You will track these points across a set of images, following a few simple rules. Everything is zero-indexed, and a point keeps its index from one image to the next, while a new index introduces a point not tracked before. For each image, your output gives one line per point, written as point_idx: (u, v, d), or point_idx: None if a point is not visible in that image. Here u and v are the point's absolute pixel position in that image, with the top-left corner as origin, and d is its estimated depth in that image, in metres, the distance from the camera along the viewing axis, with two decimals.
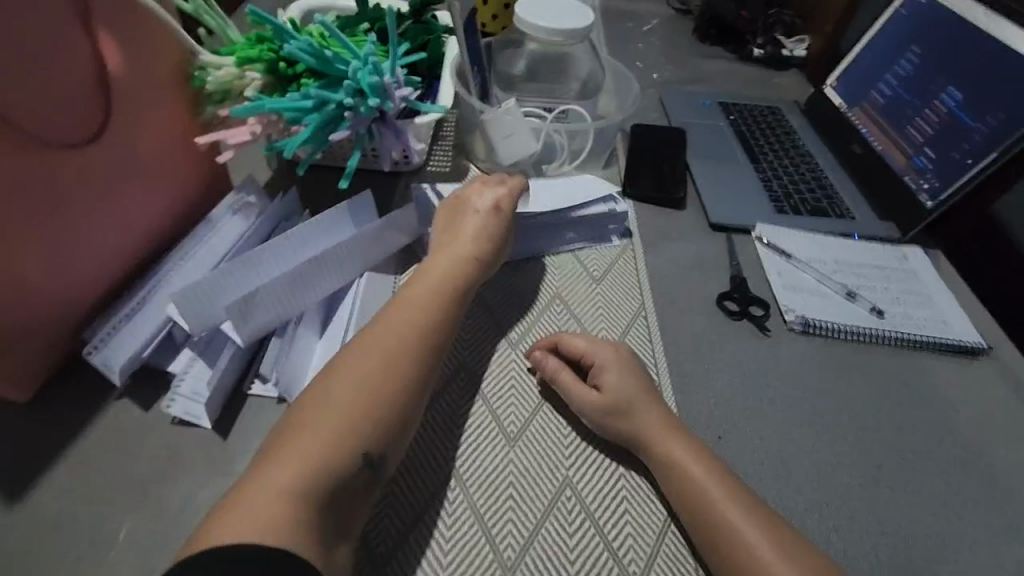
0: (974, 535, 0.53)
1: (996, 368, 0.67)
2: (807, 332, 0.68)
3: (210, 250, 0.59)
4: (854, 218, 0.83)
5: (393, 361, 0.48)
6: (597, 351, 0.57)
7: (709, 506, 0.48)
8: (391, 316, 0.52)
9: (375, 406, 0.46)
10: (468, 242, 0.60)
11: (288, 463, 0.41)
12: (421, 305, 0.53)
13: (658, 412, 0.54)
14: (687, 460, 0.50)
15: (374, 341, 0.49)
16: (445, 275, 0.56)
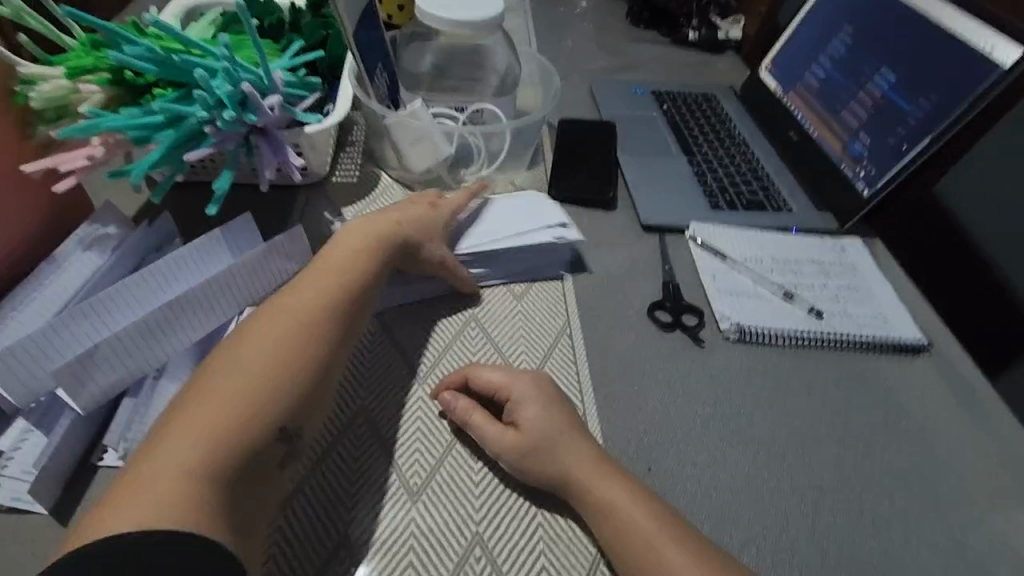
0: (920, 557, 0.49)
1: (938, 365, 0.64)
2: (744, 340, 0.63)
3: (50, 296, 0.50)
4: (791, 210, 0.78)
5: (301, 336, 0.45)
6: (511, 384, 0.51)
7: (648, 558, 0.42)
8: (300, 299, 0.48)
9: (282, 380, 0.43)
10: (383, 250, 0.55)
11: (186, 439, 0.38)
12: (334, 287, 0.50)
13: (585, 450, 0.48)
14: (620, 501, 0.45)
15: (282, 319, 0.46)
16: (365, 260, 0.53)
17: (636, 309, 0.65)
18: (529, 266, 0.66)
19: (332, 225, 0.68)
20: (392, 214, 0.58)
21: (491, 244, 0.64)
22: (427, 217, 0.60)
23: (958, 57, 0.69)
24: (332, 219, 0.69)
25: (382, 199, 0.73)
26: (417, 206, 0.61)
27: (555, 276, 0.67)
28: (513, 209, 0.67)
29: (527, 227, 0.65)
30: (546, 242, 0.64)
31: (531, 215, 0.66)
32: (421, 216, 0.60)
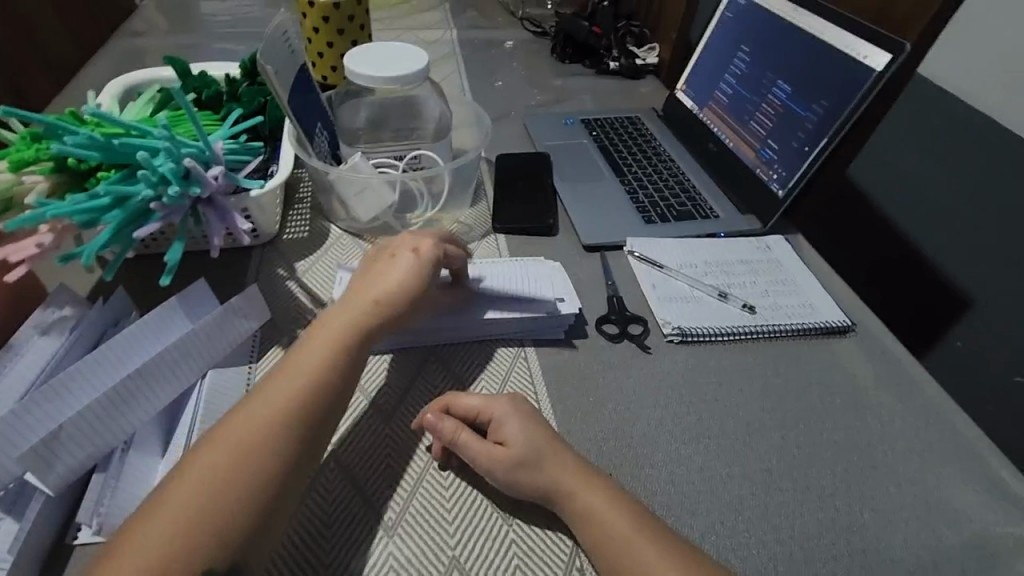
0: (862, 519, 0.54)
1: (863, 342, 0.70)
2: (685, 341, 0.68)
3: (10, 381, 0.50)
4: (718, 216, 0.85)
5: (263, 434, 0.45)
6: (493, 405, 0.55)
7: (621, 549, 0.46)
8: (268, 392, 0.48)
9: (241, 482, 0.43)
10: (354, 325, 0.54)
11: (146, 551, 0.39)
12: (302, 379, 0.49)
13: (567, 464, 0.51)
14: (596, 510, 0.48)
15: (247, 417, 0.46)
16: (332, 337, 0.53)
17: (585, 325, 0.69)
18: (530, 328, 0.67)
19: (288, 280, 0.70)
20: (388, 279, 0.58)
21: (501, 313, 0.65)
22: (409, 273, 0.59)
23: (839, 65, 0.77)
24: (286, 274, 0.71)
25: (334, 249, 0.76)
26: (400, 259, 0.60)
27: (551, 337, 0.67)
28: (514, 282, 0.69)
29: (527, 301, 0.67)
30: (537, 314, 0.65)
31: (533, 290, 0.68)
32: (398, 273, 0.58)
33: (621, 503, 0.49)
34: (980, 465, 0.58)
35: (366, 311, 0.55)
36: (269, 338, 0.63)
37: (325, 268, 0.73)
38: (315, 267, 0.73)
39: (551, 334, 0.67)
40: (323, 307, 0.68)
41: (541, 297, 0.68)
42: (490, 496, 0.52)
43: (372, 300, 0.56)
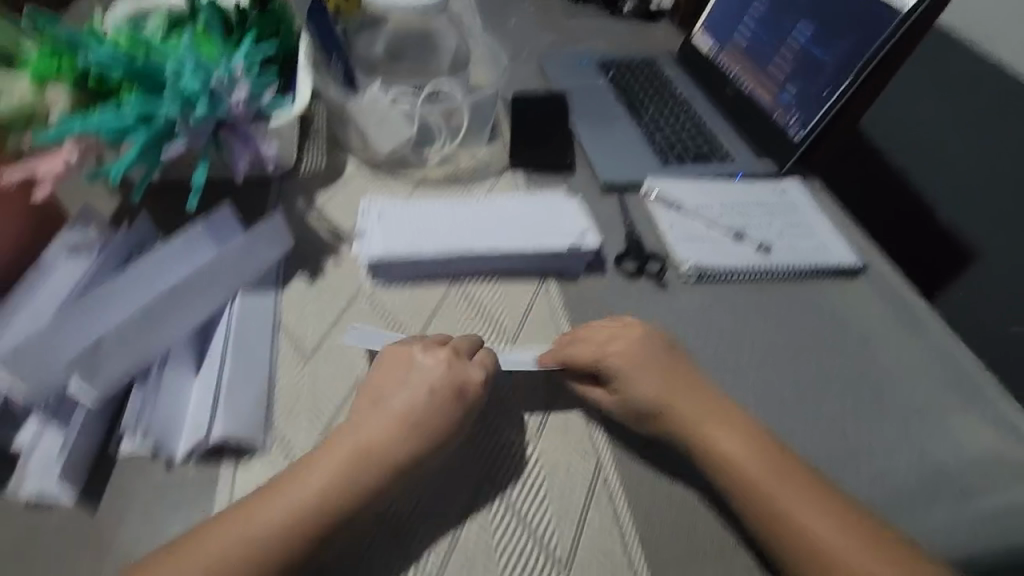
0: (868, 444, 0.56)
1: (873, 283, 0.71)
2: (702, 280, 0.69)
3: (44, 296, 0.52)
4: (734, 159, 0.85)
5: (264, 542, 0.40)
6: (607, 356, 0.54)
7: (757, 489, 0.47)
8: (280, 505, 0.42)
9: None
10: (384, 459, 0.45)
11: None
12: (311, 505, 0.42)
13: (691, 403, 0.51)
14: (722, 444, 0.49)
15: (248, 531, 0.41)
16: (356, 484, 0.44)
17: (603, 263, 0.70)
18: (550, 261, 0.67)
19: (307, 213, 0.70)
20: (425, 385, 0.49)
21: (518, 247, 0.64)
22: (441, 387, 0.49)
23: (865, 7, 0.77)
24: (305, 207, 0.71)
25: (353, 183, 0.75)
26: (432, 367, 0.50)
27: (573, 272, 0.68)
28: (535, 215, 0.67)
29: (548, 232, 0.66)
30: (562, 248, 0.64)
31: (556, 223, 0.66)
32: (440, 410, 0.48)
33: (730, 422, 0.50)
34: (982, 397, 0.61)
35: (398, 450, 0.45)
36: (293, 267, 0.64)
37: (345, 201, 0.72)
38: (335, 200, 0.72)
39: (573, 269, 0.68)
40: (345, 239, 0.68)
41: (564, 229, 0.66)
42: (516, 417, 0.54)
43: (405, 434, 0.46)
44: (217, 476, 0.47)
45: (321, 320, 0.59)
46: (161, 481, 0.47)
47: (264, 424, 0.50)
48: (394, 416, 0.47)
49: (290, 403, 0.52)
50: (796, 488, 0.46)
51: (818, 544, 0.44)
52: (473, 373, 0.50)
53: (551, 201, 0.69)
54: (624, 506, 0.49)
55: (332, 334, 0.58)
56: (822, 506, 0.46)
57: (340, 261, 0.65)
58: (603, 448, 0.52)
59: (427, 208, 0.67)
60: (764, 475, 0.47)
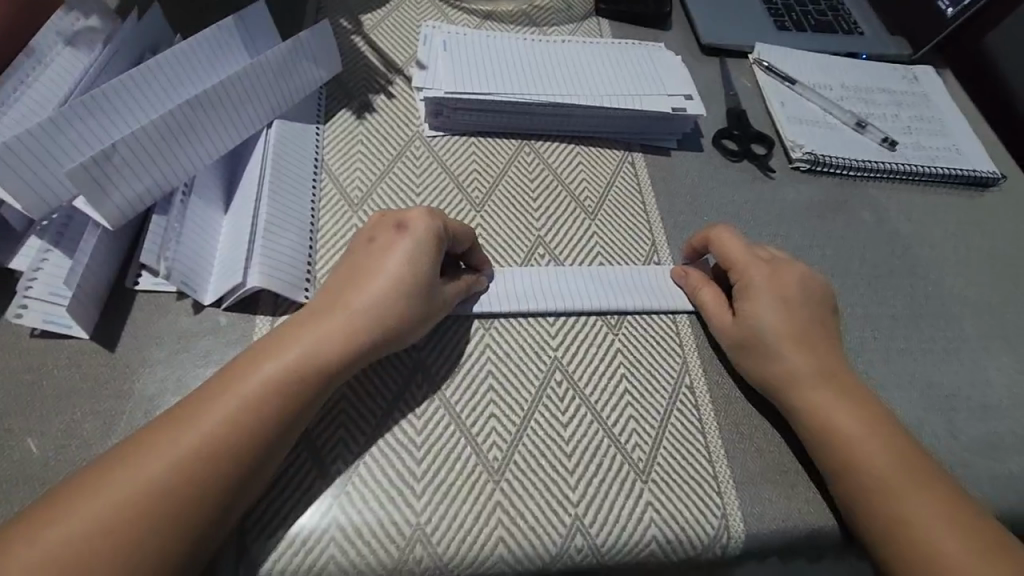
0: (988, 374, 0.49)
1: (1005, 198, 0.61)
2: (814, 170, 0.59)
3: (41, 93, 0.42)
4: (863, 34, 0.71)
5: (240, 418, 0.33)
6: (749, 267, 0.46)
7: (878, 484, 0.38)
8: (224, 390, 0.34)
9: (206, 463, 0.32)
10: (332, 322, 0.37)
11: (71, 527, 0.29)
12: (256, 385, 0.34)
13: (803, 352, 0.42)
14: (828, 402, 0.41)
15: (196, 425, 0.33)
16: (303, 354, 0.35)
17: (700, 138, 0.59)
18: (638, 128, 0.56)
19: (353, 36, 0.58)
20: (402, 254, 0.39)
21: (606, 103, 0.53)
22: (421, 257, 0.39)
23: None
24: (351, 28, 0.58)
25: (407, 6, 0.61)
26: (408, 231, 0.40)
27: (663, 144, 0.57)
28: (626, 70, 0.57)
29: (642, 91, 0.55)
30: (663, 112, 0.54)
31: (651, 81, 0.56)
32: (389, 260, 0.39)
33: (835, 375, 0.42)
34: None
35: (340, 311, 0.37)
36: (336, 99, 0.53)
37: (399, 25, 0.59)
38: (386, 23, 0.59)
39: (663, 140, 0.57)
40: (398, 72, 0.56)
41: (661, 89, 0.55)
42: (595, 304, 0.46)
43: (351, 292, 0.38)
44: (252, 327, 0.41)
45: (370, 165, 0.50)
46: (188, 326, 0.40)
47: (305, 275, 0.43)
48: (340, 282, 0.39)
49: (334, 255, 0.44)
50: (895, 453, 0.39)
51: (914, 520, 0.37)
52: (413, 213, 0.41)
53: (646, 56, 0.59)
54: (711, 416, 0.43)
55: (382, 184, 0.49)
56: (920, 480, 0.38)
57: (392, 99, 0.54)
58: (692, 351, 0.46)
59: (492, 43, 0.57)
60: (861, 437, 0.39)
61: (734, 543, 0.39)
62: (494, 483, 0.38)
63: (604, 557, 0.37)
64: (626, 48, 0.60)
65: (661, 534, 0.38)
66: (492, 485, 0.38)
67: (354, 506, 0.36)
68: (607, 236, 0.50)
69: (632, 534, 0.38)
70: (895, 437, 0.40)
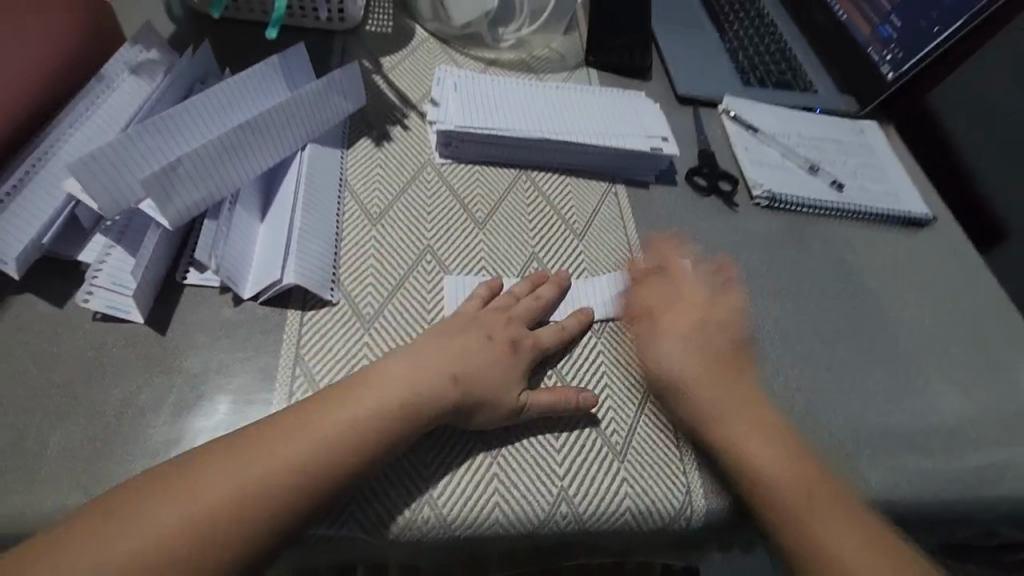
0: (917, 384, 0.57)
1: (936, 237, 0.70)
2: (772, 207, 0.68)
3: (108, 115, 0.49)
4: (816, 91, 0.81)
5: (348, 440, 0.39)
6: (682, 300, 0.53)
7: (789, 497, 0.43)
8: (321, 425, 0.39)
9: (310, 470, 0.37)
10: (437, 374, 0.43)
11: (195, 494, 0.35)
12: (366, 413, 0.40)
13: (718, 393, 0.48)
14: (745, 417, 0.47)
15: (308, 437, 0.38)
16: (409, 395, 0.41)
17: (674, 174, 0.67)
18: (620, 165, 0.64)
19: (373, 75, 0.66)
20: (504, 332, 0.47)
21: (596, 142, 0.61)
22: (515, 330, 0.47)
23: None
24: (372, 68, 0.66)
25: (421, 51, 0.70)
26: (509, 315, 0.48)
27: (642, 179, 0.66)
28: (612, 115, 0.65)
29: (625, 132, 0.63)
30: (642, 151, 0.62)
31: (633, 124, 0.64)
32: (489, 355, 0.45)
33: (750, 412, 0.47)
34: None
35: (440, 387, 0.42)
36: (359, 129, 0.60)
37: (414, 67, 0.68)
38: (403, 65, 0.68)
39: (642, 175, 0.66)
40: (413, 108, 0.64)
41: (642, 131, 0.64)
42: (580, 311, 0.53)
43: (450, 372, 0.43)
44: (284, 319, 0.47)
45: (388, 186, 0.57)
46: (228, 316, 0.46)
47: (332, 277, 0.49)
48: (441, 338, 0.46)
49: (357, 261, 0.51)
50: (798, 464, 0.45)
51: (816, 528, 0.42)
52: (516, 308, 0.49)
53: (629, 102, 0.68)
54: None
55: (399, 202, 0.56)
56: (831, 508, 0.43)
57: (408, 130, 0.62)
58: None
59: (496, 87, 0.65)
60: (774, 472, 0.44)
61: (697, 516, 0.45)
62: (492, 457, 0.44)
63: (585, 523, 0.43)
64: (611, 95, 0.68)
65: (634, 505, 0.44)
66: (489, 460, 0.44)
67: (379, 485, 0.41)
68: (595, 257, 0.58)
69: (610, 505, 0.44)
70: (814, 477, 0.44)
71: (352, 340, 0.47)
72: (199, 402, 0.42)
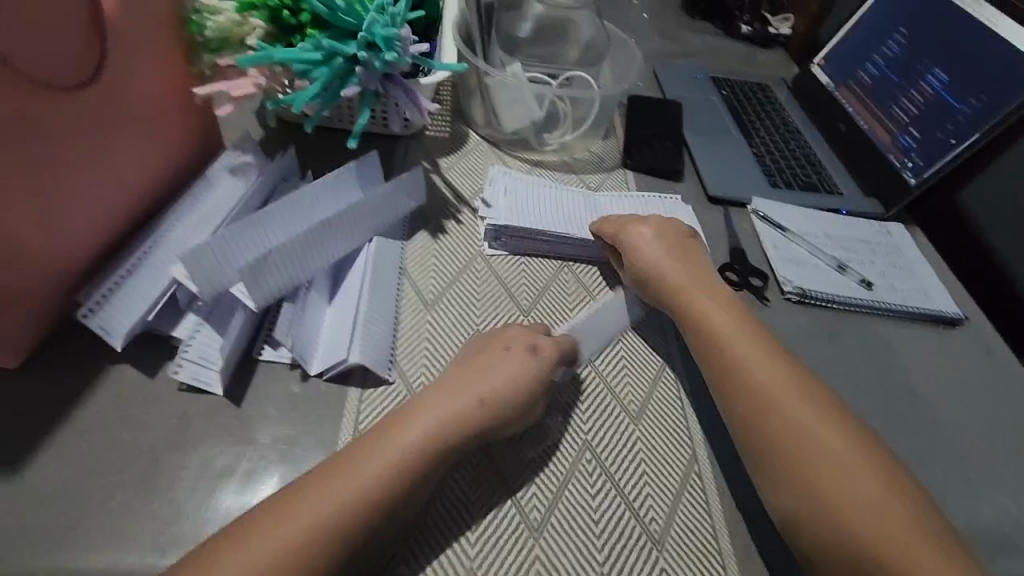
0: (959, 487, 0.57)
1: (969, 336, 0.72)
2: (803, 302, 0.70)
3: (207, 209, 0.56)
4: (841, 194, 0.86)
5: (376, 487, 0.40)
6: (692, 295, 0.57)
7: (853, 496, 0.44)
8: (353, 474, 0.40)
9: (343, 521, 0.38)
10: (442, 417, 0.45)
11: (246, 555, 0.36)
12: (390, 462, 0.41)
13: (776, 378, 0.51)
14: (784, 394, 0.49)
15: (337, 488, 0.39)
16: (418, 442, 0.43)
17: None
18: None
19: (432, 174, 0.73)
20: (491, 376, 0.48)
21: None
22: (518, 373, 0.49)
23: (1012, 59, 0.73)
24: (430, 168, 0.74)
25: (474, 153, 0.78)
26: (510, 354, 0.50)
27: None
28: None
29: None
30: None
31: None
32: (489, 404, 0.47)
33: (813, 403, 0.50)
34: None
35: (445, 437, 0.44)
36: (417, 222, 0.67)
37: (468, 168, 0.75)
38: (456, 166, 0.75)
39: None
40: (465, 204, 0.71)
41: None
42: (619, 398, 0.56)
43: (454, 417, 0.45)
44: (345, 397, 0.51)
45: (442, 275, 0.62)
46: (296, 391, 0.50)
47: (389, 358, 0.54)
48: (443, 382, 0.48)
49: (412, 345, 0.55)
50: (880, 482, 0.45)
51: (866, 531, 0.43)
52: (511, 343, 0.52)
53: (662, 204, 0.74)
54: (714, 499, 0.51)
55: (450, 290, 0.61)
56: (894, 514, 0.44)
57: (461, 224, 0.68)
58: (699, 443, 0.54)
59: (536, 187, 0.71)
60: (816, 447, 0.47)
61: None
62: (534, 540, 0.46)
63: None
64: (646, 198, 0.75)
65: None
66: (532, 542, 0.46)
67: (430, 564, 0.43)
68: (633, 348, 0.60)
69: None
70: (864, 473, 0.46)
71: None
72: (265, 472, 0.45)
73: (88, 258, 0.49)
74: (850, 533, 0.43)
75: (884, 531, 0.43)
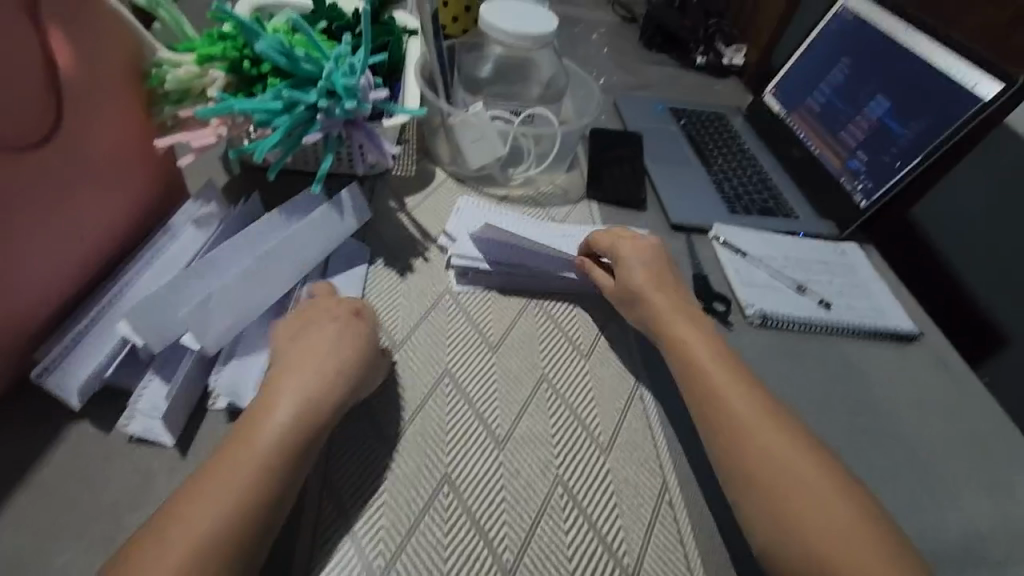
0: (923, 501, 0.58)
1: (924, 350, 0.75)
2: (765, 325, 0.73)
3: (171, 259, 0.56)
4: (798, 217, 0.89)
5: (250, 491, 0.39)
6: (674, 326, 0.59)
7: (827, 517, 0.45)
8: (226, 479, 0.39)
9: (222, 534, 0.37)
10: (291, 403, 0.44)
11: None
12: (255, 460, 0.40)
13: (750, 404, 0.52)
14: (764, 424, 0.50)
15: (212, 498, 0.38)
16: (277, 435, 0.42)
17: None
18: None
19: (398, 213, 0.74)
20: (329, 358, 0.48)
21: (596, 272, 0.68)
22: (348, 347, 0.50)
23: (944, 88, 0.78)
24: (397, 207, 0.75)
25: (440, 190, 0.79)
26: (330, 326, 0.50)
27: None
28: None
29: None
30: None
31: None
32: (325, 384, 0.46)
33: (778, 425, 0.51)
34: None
35: (304, 424, 0.44)
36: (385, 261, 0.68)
37: (434, 205, 0.77)
38: (423, 204, 0.76)
39: None
40: (432, 241, 0.72)
41: None
42: (590, 431, 0.56)
43: (307, 404, 0.44)
44: None
45: (409, 314, 0.63)
46: None
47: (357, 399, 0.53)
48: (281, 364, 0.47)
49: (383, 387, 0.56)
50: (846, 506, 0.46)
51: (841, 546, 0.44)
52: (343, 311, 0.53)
53: None
54: (687, 528, 0.51)
55: (417, 331, 0.61)
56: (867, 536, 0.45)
57: (428, 261, 0.69)
58: (671, 472, 0.55)
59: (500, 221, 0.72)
60: (785, 470, 0.48)
61: None
62: None
63: None
64: None
65: None
66: None
67: None
68: (601, 379, 0.61)
69: None
70: (830, 503, 0.46)
71: (371, 475, 0.50)
72: None
73: (48, 315, 0.49)
74: (815, 557, 0.44)
75: (852, 553, 0.43)
